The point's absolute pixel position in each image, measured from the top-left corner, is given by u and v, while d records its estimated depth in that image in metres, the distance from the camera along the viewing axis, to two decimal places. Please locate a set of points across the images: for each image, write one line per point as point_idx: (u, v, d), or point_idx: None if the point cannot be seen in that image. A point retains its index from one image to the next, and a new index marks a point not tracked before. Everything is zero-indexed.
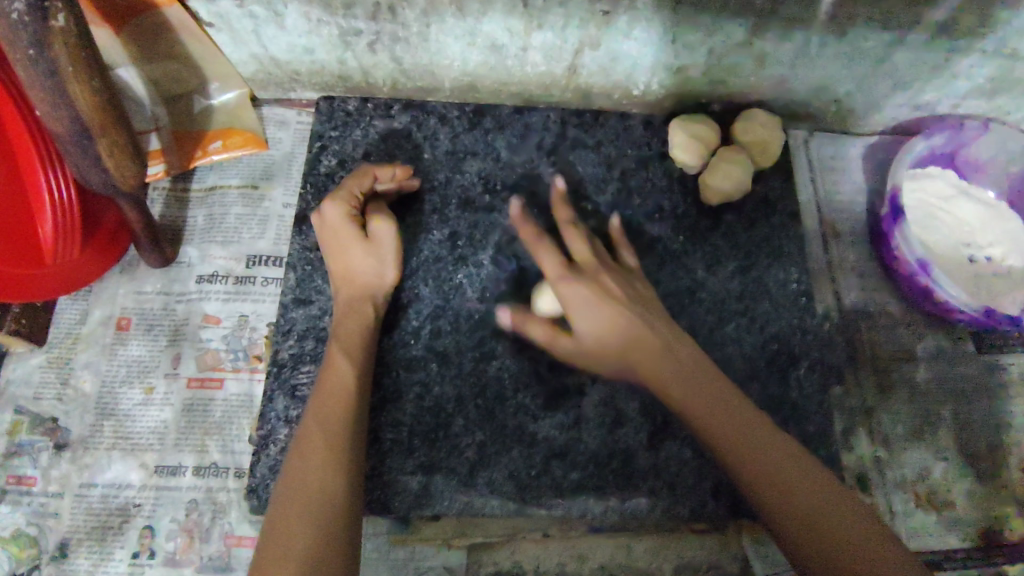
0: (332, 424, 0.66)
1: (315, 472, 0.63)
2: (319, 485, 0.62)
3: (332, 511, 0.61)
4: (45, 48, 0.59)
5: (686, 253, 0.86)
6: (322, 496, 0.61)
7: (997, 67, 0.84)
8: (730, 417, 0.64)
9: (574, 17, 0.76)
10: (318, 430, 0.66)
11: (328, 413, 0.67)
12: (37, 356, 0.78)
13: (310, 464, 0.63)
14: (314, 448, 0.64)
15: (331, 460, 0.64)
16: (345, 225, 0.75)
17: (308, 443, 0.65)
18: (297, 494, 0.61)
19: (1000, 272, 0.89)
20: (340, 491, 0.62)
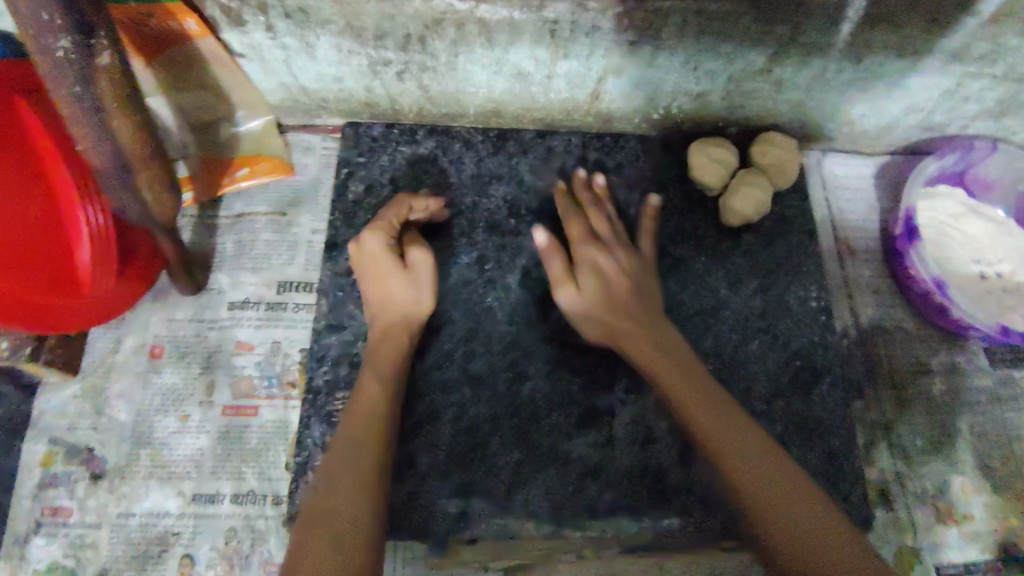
0: (358, 447, 0.68)
1: (340, 494, 0.65)
2: (342, 508, 0.64)
3: (354, 532, 0.62)
4: (90, 85, 0.60)
5: (708, 273, 0.87)
6: (345, 518, 0.63)
7: (1006, 90, 0.86)
8: (721, 422, 0.68)
9: (599, 47, 0.78)
10: (344, 454, 0.67)
11: (355, 436, 0.69)
12: (71, 387, 0.79)
13: (339, 488, 0.65)
14: (339, 469, 0.66)
15: (360, 485, 0.65)
16: (384, 255, 0.76)
17: (337, 467, 0.67)
18: (322, 516, 0.63)
19: (1010, 286, 0.92)
20: (364, 514, 0.64)
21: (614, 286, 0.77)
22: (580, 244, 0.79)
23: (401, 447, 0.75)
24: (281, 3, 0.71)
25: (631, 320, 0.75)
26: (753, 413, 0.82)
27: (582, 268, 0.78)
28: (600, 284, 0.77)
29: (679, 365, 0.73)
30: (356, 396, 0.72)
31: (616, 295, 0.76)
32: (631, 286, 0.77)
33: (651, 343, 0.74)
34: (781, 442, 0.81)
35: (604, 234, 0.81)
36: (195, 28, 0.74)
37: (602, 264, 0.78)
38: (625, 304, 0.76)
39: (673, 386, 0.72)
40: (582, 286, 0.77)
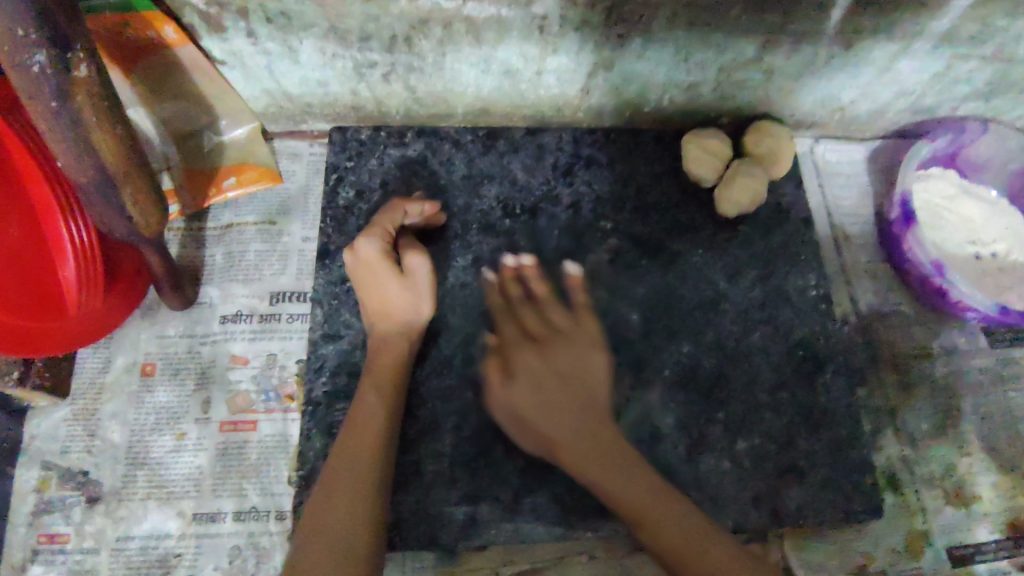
0: (360, 465, 0.66)
1: (340, 513, 0.63)
2: (342, 528, 0.62)
3: (353, 556, 0.61)
4: (67, 100, 0.57)
5: (707, 266, 0.87)
6: (345, 540, 0.61)
7: (995, 70, 0.86)
8: (638, 490, 0.66)
9: (589, 41, 0.77)
10: (345, 471, 0.65)
11: (358, 453, 0.67)
12: (61, 409, 0.76)
13: (335, 503, 0.63)
14: (338, 487, 0.64)
15: (357, 501, 0.64)
16: (381, 260, 0.74)
17: (334, 481, 0.65)
18: (321, 536, 0.61)
19: (1006, 266, 0.92)
20: (365, 536, 0.62)
21: (543, 377, 0.71)
22: (512, 341, 0.75)
23: (405, 455, 0.74)
24: (262, 8, 0.69)
25: (556, 409, 0.70)
26: (758, 404, 0.81)
27: (511, 371, 0.73)
28: (522, 378, 0.72)
29: (598, 438, 0.69)
30: (355, 407, 0.71)
31: (552, 396, 0.70)
32: (559, 369, 0.71)
33: (557, 406, 0.70)
34: (787, 433, 0.81)
35: (525, 314, 0.76)
36: (174, 36, 0.72)
37: (529, 357, 0.73)
38: (549, 388, 0.70)
39: (597, 473, 0.67)
40: (511, 387, 0.72)
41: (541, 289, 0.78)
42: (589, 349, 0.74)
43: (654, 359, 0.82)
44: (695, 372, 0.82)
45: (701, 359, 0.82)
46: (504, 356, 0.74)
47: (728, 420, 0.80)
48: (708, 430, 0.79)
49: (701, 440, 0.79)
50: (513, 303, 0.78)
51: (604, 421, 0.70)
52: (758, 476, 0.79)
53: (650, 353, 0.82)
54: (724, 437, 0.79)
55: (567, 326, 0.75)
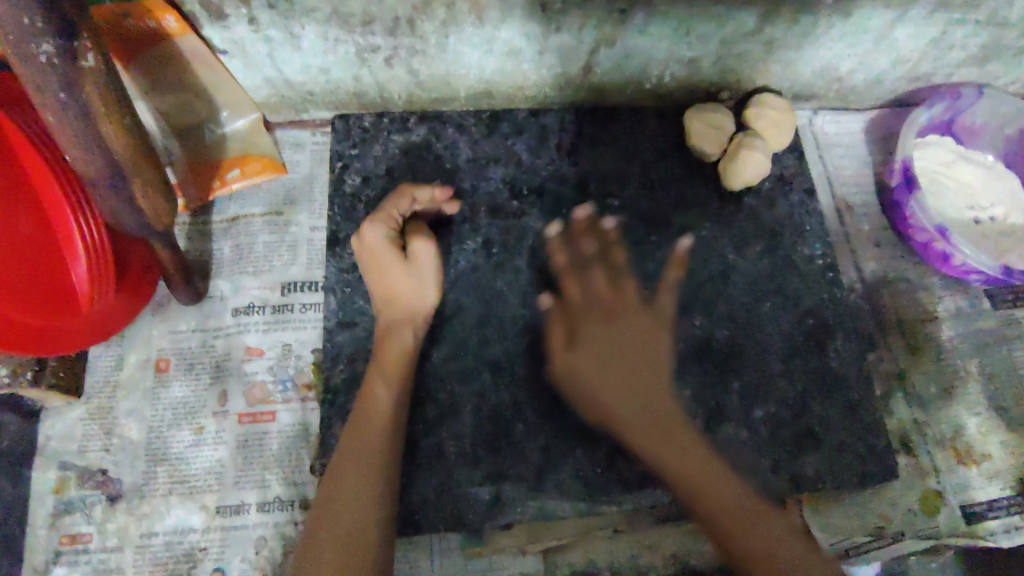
0: (366, 452, 0.66)
1: (347, 500, 0.63)
2: (350, 516, 0.62)
3: (361, 542, 0.61)
4: (75, 88, 0.57)
5: (715, 240, 0.87)
6: (354, 527, 0.61)
7: (989, 35, 0.88)
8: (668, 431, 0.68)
9: (591, 18, 0.76)
10: (351, 458, 0.66)
11: (365, 441, 0.67)
12: (76, 409, 0.76)
13: (342, 492, 0.63)
14: (344, 476, 0.65)
15: (364, 490, 0.64)
16: (385, 246, 0.75)
17: (340, 471, 0.65)
18: (329, 523, 0.62)
19: (1005, 229, 0.93)
20: (373, 524, 0.62)
21: (604, 347, 0.71)
22: (577, 305, 0.76)
23: (427, 438, 0.75)
24: None
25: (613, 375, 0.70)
26: (773, 373, 0.82)
27: (576, 336, 0.74)
28: (595, 350, 0.72)
29: (637, 399, 0.69)
30: (361, 398, 0.71)
31: (615, 360, 0.70)
32: (629, 348, 0.71)
33: (626, 393, 0.69)
34: (802, 400, 0.82)
35: (575, 292, 0.76)
36: (174, 25, 0.71)
37: (601, 331, 0.72)
38: (619, 357, 0.70)
39: (628, 422, 0.69)
40: (573, 353, 0.73)
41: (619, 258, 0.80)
42: (651, 324, 0.74)
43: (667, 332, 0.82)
44: (709, 345, 0.82)
45: (714, 331, 0.83)
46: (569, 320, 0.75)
47: (743, 389, 0.81)
48: (724, 400, 0.80)
49: (718, 409, 0.80)
50: (592, 261, 0.79)
51: (661, 394, 0.70)
52: (776, 444, 0.80)
53: None
54: (740, 406, 0.80)
55: (631, 295, 0.75)
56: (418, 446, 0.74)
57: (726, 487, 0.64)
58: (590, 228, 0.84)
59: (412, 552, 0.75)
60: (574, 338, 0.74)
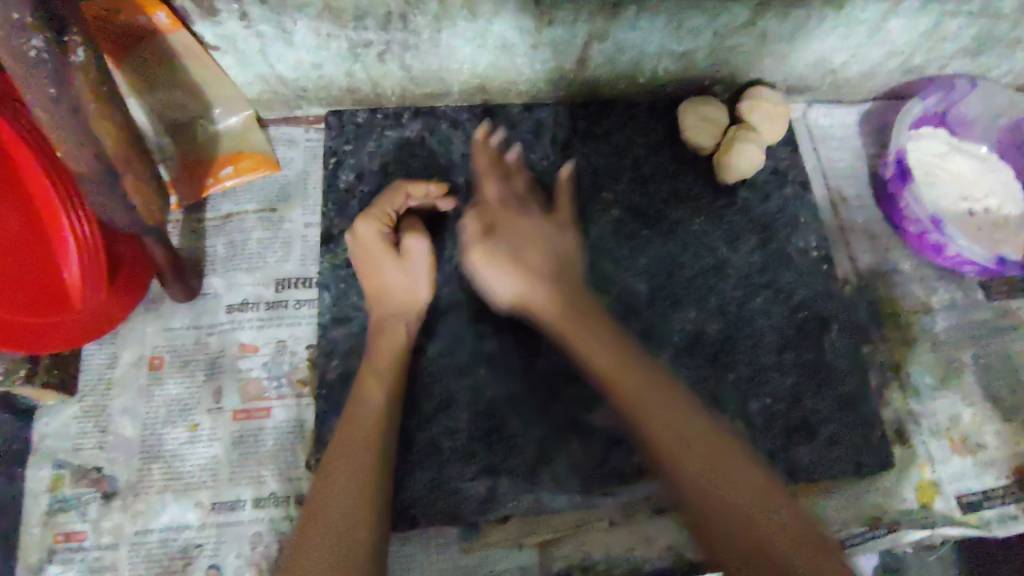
0: (357, 449, 0.66)
1: (338, 497, 0.63)
2: (340, 513, 0.62)
3: (351, 540, 0.60)
4: (66, 86, 0.56)
5: (709, 233, 0.87)
6: (344, 525, 0.61)
7: (982, 26, 0.88)
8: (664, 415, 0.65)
9: (584, 11, 0.76)
10: (342, 455, 0.65)
11: (356, 438, 0.67)
12: (70, 407, 0.76)
13: (334, 491, 0.63)
14: (336, 475, 0.64)
15: (356, 489, 0.63)
16: (378, 242, 0.75)
17: (332, 470, 0.65)
18: (319, 521, 0.61)
19: (998, 220, 0.93)
20: (364, 524, 0.62)
21: (528, 258, 0.74)
22: (494, 207, 0.78)
23: (422, 433, 0.75)
24: None
25: (543, 281, 0.73)
26: (767, 365, 0.82)
27: (494, 231, 0.76)
28: (515, 252, 0.74)
29: (592, 329, 0.71)
30: (354, 396, 0.70)
31: (542, 271, 0.74)
32: (558, 264, 0.75)
33: (565, 313, 0.72)
34: (797, 392, 0.82)
35: (514, 196, 0.80)
36: (166, 21, 0.71)
37: (519, 230, 0.76)
38: (539, 262, 0.74)
39: (605, 360, 0.69)
40: (493, 250, 0.74)
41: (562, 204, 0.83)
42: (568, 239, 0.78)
43: (662, 326, 0.83)
44: (704, 338, 0.82)
45: (709, 324, 0.83)
46: (487, 222, 0.76)
47: (738, 382, 0.81)
48: (719, 392, 0.80)
49: (713, 402, 0.80)
50: (510, 177, 0.82)
51: (605, 322, 0.72)
52: (771, 435, 0.80)
53: (658, 320, 0.83)
54: (735, 399, 0.80)
55: (555, 230, 0.78)
56: (413, 442, 0.74)
57: (704, 438, 0.64)
58: (504, 158, 0.84)
59: (406, 547, 0.73)
60: (493, 234, 0.76)
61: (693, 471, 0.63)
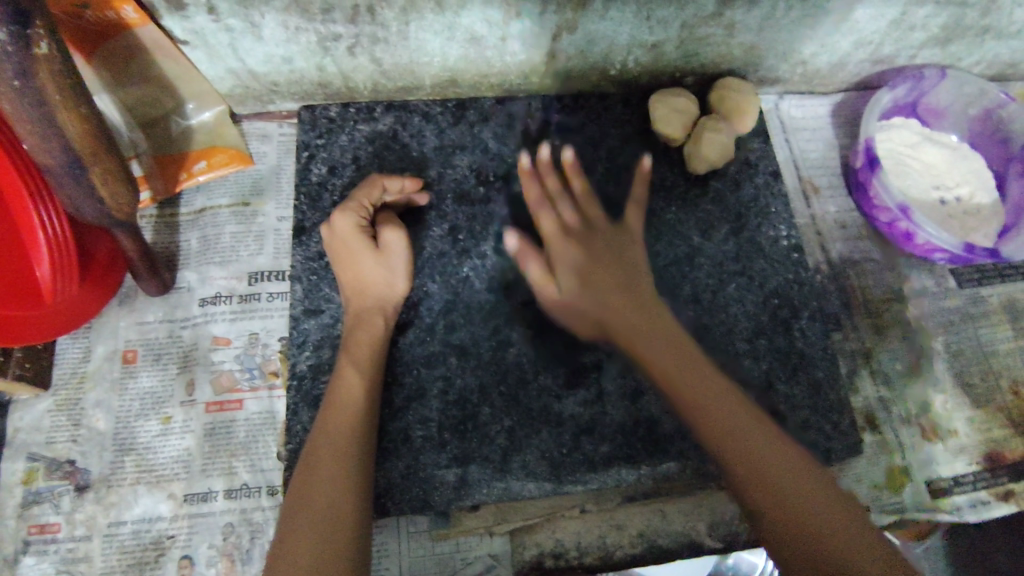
0: (339, 440, 0.67)
1: (324, 486, 0.63)
2: (326, 503, 0.62)
3: (341, 528, 0.61)
4: (30, 77, 0.56)
5: (680, 222, 0.88)
6: (333, 512, 0.62)
7: (949, 15, 0.89)
8: (725, 411, 0.64)
9: (551, 3, 0.77)
10: (325, 445, 0.66)
11: (336, 429, 0.68)
12: (43, 401, 0.76)
13: (318, 478, 0.64)
14: (321, 462, 0.65)
15: (339, 475, 0.65)
16: (356, 234, 0.76)
17: (316, 457, 0.66)
18: (307, 511, 0.62)
19: (970, 208, 0.94)
20: (350, 508, 0.63)
21: (600, 281, 0.74)
22: (557, 240, 0.77)
23: (393, 422, 0.75)
24: None
25: (605, 302, 0.73)
26: (738, 352, 0.83)
27: (559, 264, 0.76)
28: (579, 277, 0.74)
29: (675, 349, 0.69)
30: (334, 383, 0.71)
31: (604, 289, 0.73)
32: (625, 280, 0.74)
33: (648, 323, 0.71)
34: (767, 379, 0.82)
35: (571, 219, 0.78)
36: (134, 15, 0.71)
37: (578, 253, 0.75)
38: (601, 282, 0.74)
39: (664, 355, 0.69)
40: (565, 281, 0.75)
41: (579, 187, 0.81)
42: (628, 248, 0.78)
43: None
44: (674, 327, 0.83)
45: (680, 313, 0.84)
46: (546, 259, 0.77)
47: None
48: None
49: None
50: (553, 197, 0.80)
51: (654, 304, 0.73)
52: None
53: None
54: None
55: (599, 236, 0.77)
56: (384, 432, 0.75)
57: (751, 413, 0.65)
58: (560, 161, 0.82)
59: (381, 536, 0.75)
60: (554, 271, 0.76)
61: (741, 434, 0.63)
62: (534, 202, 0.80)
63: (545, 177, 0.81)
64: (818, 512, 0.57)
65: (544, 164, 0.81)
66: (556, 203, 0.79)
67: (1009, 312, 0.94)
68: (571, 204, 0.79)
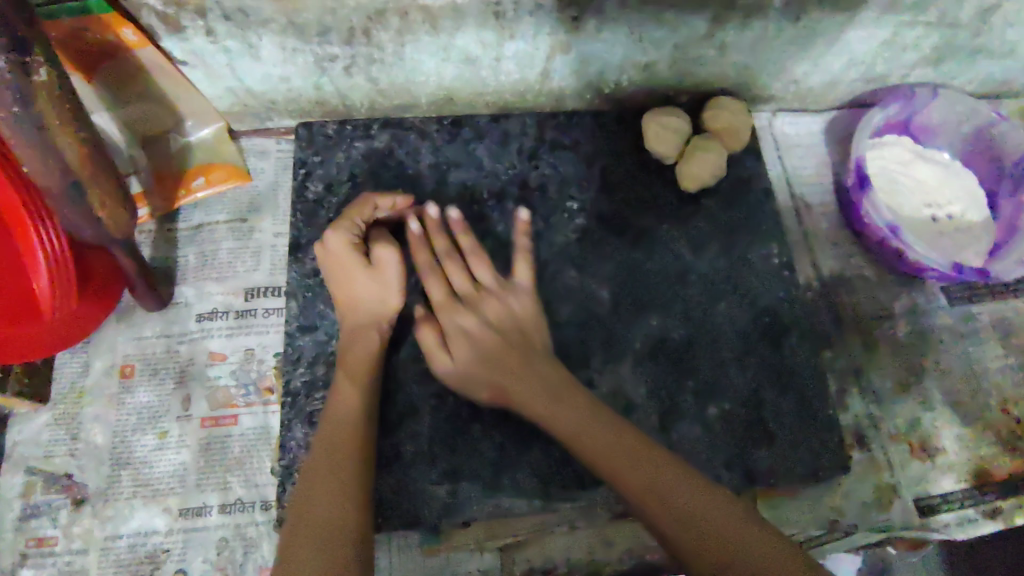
0: (337, 455, 0.68)
1: (325, 498, 0.64)
2: (327, 516, 0.63)
3: (343, 539, 0.62)
4: (30, 105, 0.58)
5: (672, 240, 0.89)
6: (334, 523, 0.63)
7: (940, 36, 0.90)
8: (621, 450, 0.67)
9: (544, 25, 0.78)
10: (326, 459, 0.67)
11: (335, 442, 0.69)
12: (42, 415, 0.77)
13: (318, 491, 0.65)
14: (321, 475, 0.66)
15: (339, 486, 0.66)
16: (349, 252, 0.77)
17: (316, 470, 0.67)
18: (309, 523, 0.63)
19: (962, 226, 0.95)
20: (351, 518, 0.64)
21: (483, 346, 0.76)
22: (445, 308, 0.78)
23: (386, 439, 0.76)
24: (219, 5, 0.70)
25: (502, 369, 0.74)
26: (728, 370, 0.84)
27: (448, 331, 0.77)
28: (467, 348, 0.76)
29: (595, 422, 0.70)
30: (332, 398, 0.73)
31: (489, 352, 0.75)
32: (508, 344, 0.76)
33: (561, 406, 0.71)
34: (757, 397, 0.83)
35: (458, 284, 0.79)
36: (134, 39, 0.73)
37: (466, 322, 0.77)
38: (495, 352, 0.75)
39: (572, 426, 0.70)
40: (456, 353, 0.76)
41: (467, 245, 0.81)
42: (512, 313, 0.78)
43: (625, 333, 0.84)
44: (665, 344, 0.84)
45: (671, 331, 0.85)
46: (439, 328, 0.78)
47: (698, 388, 0.83)
48: (680, 398, 0.82)
49: (674, 407, 0.82)
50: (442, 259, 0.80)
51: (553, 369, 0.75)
52: (730, 440, 0.81)
53: (620, 327, 0.84)
54: (696, 404, 0.82)
55: (491, 298, 0.78)
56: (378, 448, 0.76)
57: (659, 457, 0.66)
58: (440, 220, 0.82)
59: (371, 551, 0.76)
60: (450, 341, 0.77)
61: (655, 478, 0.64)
62: (427, 266, 0.80)
63: (432, 239, 0.81)
64: (746, 552, 0.58)
65: (432, 223, 0.81)
66: (447, 268, 0.80)
67: (999, 330, 0.94)
68: (461, 270, 0.80)
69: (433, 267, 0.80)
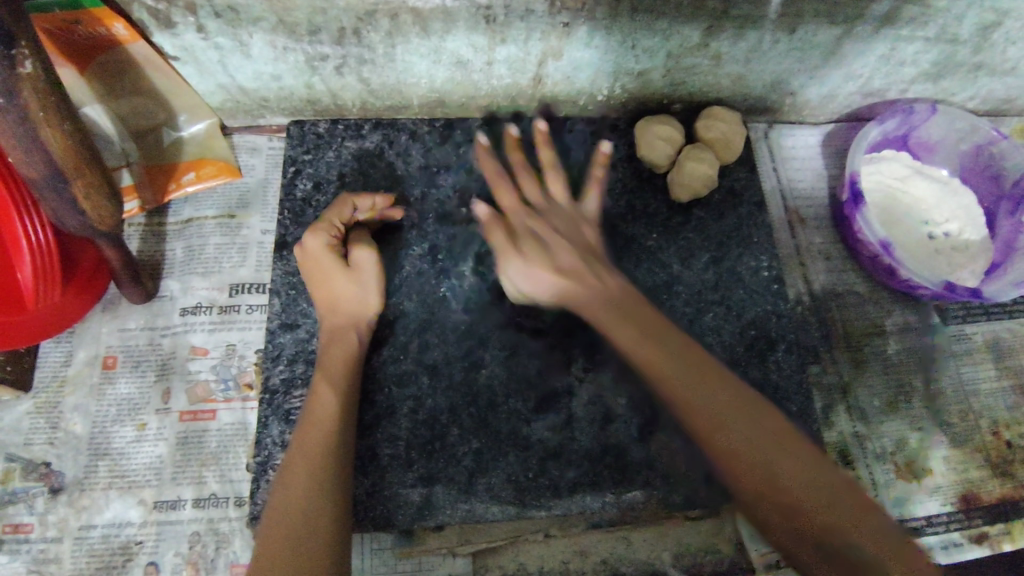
0: (313, 452, 0.67)
1: (300, 503, 0.64)
2: (304, 515, 0.63)
3: (318, 544, 0.62)
4: (14, 96, 0.58)
5: (660, 249, 0.88)
6: (309, 529, 0.63)
7: (939, 51, 0.88)
8: (721, 408, 0.64)
9: (535, 30, 0.78)
10: (303, 462, 0.67)
11: (312, 444, 0.68)
12: (23, 403, 0.78)
13: (294, 495, 0.65)
14: (297, 479, 0.66)
15: (316, 491, 0.65)
16: (327, 253, 0.77)
17: (292, 474, 0.66)
18: (283, 528, 0.63)
19: (958, 244, 0.93)
20: (326, 524, 0.64)
21: (559, 250, 0.76)
22: (517, 212, 0.79)
23: (362, 440, 0.76)
24: (209, 2, 0.70)
25: (565, 271, 0.75)
26: None
27: (520, 231, 0.78)
28: (542, 251, 0.76)
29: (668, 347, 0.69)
30: (310, 399, 0.72)
31: (566, 261, 0.75)
32: (578, 248, 0.77)
33: (631, 335, 0.71)
34: None
35: (535, 194, 0.80)
36: (124, 32, 0.73)
37: (534, 225, 0.78)
38: (561, 247, 0.76)
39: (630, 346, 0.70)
40: (529, 253, 0.76)
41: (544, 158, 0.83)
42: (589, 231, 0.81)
43: None
44: None
45: None
46: (508, 228, 0.78)
47: None
48: None
49: None
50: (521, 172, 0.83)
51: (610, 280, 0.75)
52: None
53: None
54: None
55: (559, 212, 0.80)
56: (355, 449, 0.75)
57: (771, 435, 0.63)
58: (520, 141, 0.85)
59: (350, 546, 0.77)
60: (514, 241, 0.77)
61: (789, 477, 0.60)
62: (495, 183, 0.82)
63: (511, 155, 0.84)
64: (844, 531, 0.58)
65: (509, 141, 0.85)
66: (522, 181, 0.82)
67: (993, 351, 0.93)
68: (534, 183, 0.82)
69: (501, 183, 0.82)
